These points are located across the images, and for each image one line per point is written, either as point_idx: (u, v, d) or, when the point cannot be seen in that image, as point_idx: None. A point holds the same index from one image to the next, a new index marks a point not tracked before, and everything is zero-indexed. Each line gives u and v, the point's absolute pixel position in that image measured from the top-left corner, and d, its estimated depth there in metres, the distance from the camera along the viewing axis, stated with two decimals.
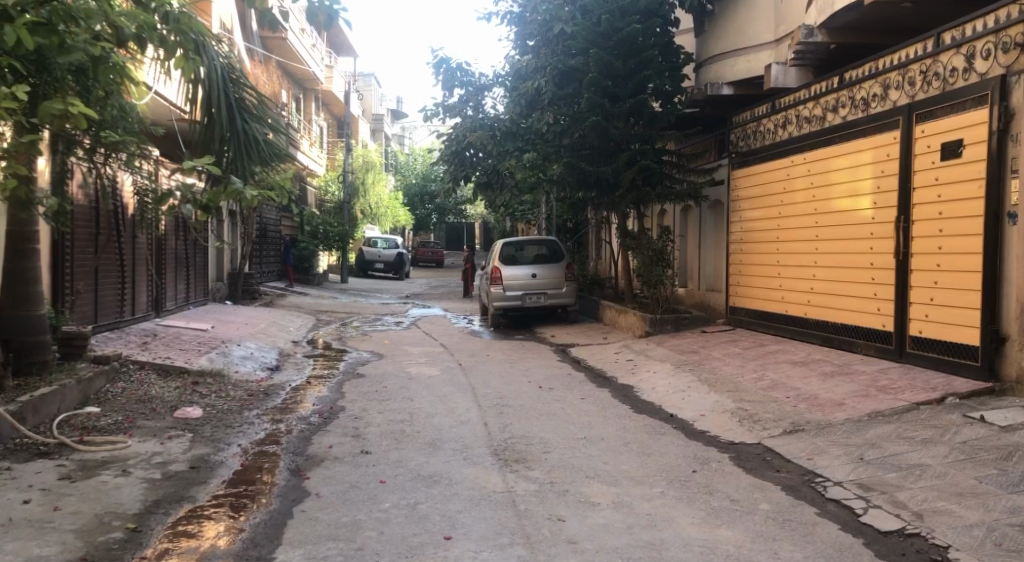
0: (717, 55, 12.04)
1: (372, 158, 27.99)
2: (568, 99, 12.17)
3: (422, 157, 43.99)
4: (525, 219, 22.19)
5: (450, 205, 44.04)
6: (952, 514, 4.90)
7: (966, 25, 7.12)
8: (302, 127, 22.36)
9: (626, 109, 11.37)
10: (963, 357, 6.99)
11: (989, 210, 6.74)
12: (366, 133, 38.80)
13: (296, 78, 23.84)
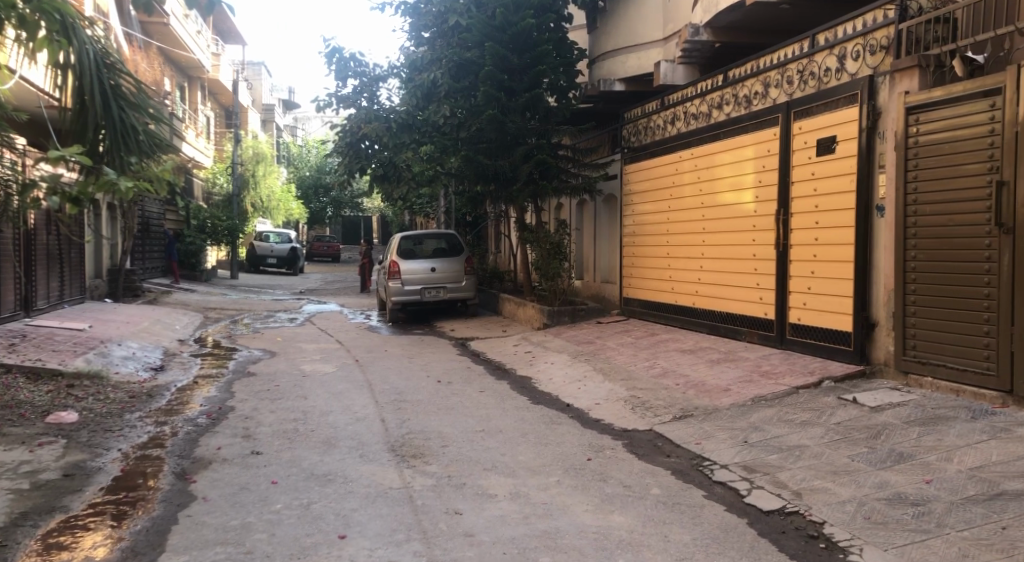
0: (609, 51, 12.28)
1: (263, 150, 27.35)
2: (464, 92, 12.16)
3: (316, 150, 43.19)
4: (423, 213, 22.13)
5: (345, 199, 43.37)
6: (828, 491, 5.18)
7: (837, 28, 7.52)
8: (186, 117, 21.48)
9: (520, 103, 11.42)
10: (838, 343, 7.42)
11: (859, 204, 7.15)
12: (256, 124, 37.70)
13: (179, 66, 22.86)
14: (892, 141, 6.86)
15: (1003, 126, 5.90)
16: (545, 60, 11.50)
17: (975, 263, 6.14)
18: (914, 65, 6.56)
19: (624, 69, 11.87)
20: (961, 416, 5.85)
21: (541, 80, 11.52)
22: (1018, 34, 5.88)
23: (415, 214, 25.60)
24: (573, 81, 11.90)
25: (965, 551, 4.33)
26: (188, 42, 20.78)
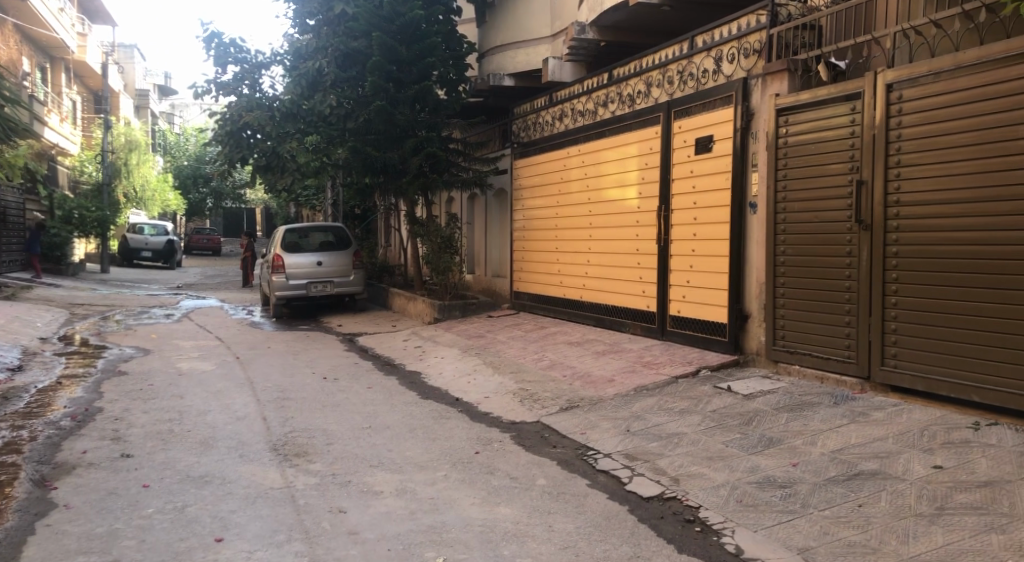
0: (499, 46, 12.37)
1: (137, 137, 26.13)
2: (351, 82, 11.95)
3: (195, 138, 41.52)
4: (309, 205, 21.65)
5: (228, 190, 41.87)
6: (703, 477, 5.39)
7: (714, 31, 7.82)
8: (49, 101, 20.14)
9: (409, 95, 11.42)
10: (714, 334, 7.74)
11: (734, 201, 7.47)
12: (130, 110, 35.80)
13: (40, 45, 21.38)
14: (764, 142, 7.20)
15: (862, 129, 6.30)
16: (434, 53, 11.48)
17: (837, 258, 6.53)
18: (783, 69, 6.91)
19: (514, 64, 11.98)
20: (825, 401, 6.22)
21: (430, 72, 11.58)
22: (875, 43, 6.27)
23: (304, 207, 25.01)
24: (463, 76, 12.05)
25: (826, 529, 4.60)
26: (48, 19, 19.48)
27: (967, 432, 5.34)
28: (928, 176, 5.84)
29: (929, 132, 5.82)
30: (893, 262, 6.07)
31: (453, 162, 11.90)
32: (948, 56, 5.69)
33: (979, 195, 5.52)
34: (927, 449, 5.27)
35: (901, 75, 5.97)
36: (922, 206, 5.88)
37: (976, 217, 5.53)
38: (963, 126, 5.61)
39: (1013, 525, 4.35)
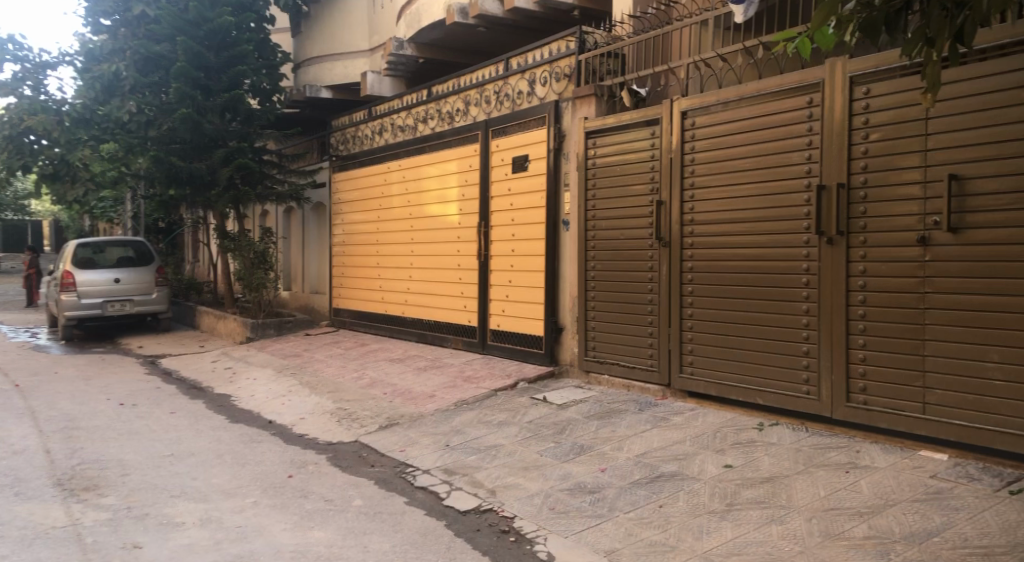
0: (315, 58, 12.25)
1: None
2: (154, 87, 11.26)
3: None
4: (104, 220, 20.11)
5: (13, 202, 38.02)
6: (519, 487, 5.51)
7: (528, 54, 8.10)
8: None
9: (219, 103, 10.93)
10: (531, 347, 8.01)
11: (549, 218, 7.79)
12: None
13: None
14: (575, 162, 7.57)
15: (661, 153, 6.78)
16: (245, 61, 11.17)
17: (641, 273, 6.98)
18: (591, 94, 7.30)
19: (331, 76, 11.92)
20: (631, 408, 6.60)
21: (241, 81, 11.16)
22: (671, 72, 6.73)
23: (100, 220, 23.20)
24: (278, 85, 11.71)
25: (630, 530, 4.83)
26: None
27: (753, 432, 5.88)
28: (718, 198, 6.38)
29: (718, 157, 6.37)
30: (689, 276, 6.59)
31: (266, 174, 11.60)
32: (733, 88, 6.23)
33: (759, 216, 6.10)
34: (719, 449, 5.72)
35: (694, 103, 6.48)
36: (712, 225, 6.42)
37: (758, 235, 6.11)
38: (746, 152, 6.18)
39: (791, 515, 4.79)
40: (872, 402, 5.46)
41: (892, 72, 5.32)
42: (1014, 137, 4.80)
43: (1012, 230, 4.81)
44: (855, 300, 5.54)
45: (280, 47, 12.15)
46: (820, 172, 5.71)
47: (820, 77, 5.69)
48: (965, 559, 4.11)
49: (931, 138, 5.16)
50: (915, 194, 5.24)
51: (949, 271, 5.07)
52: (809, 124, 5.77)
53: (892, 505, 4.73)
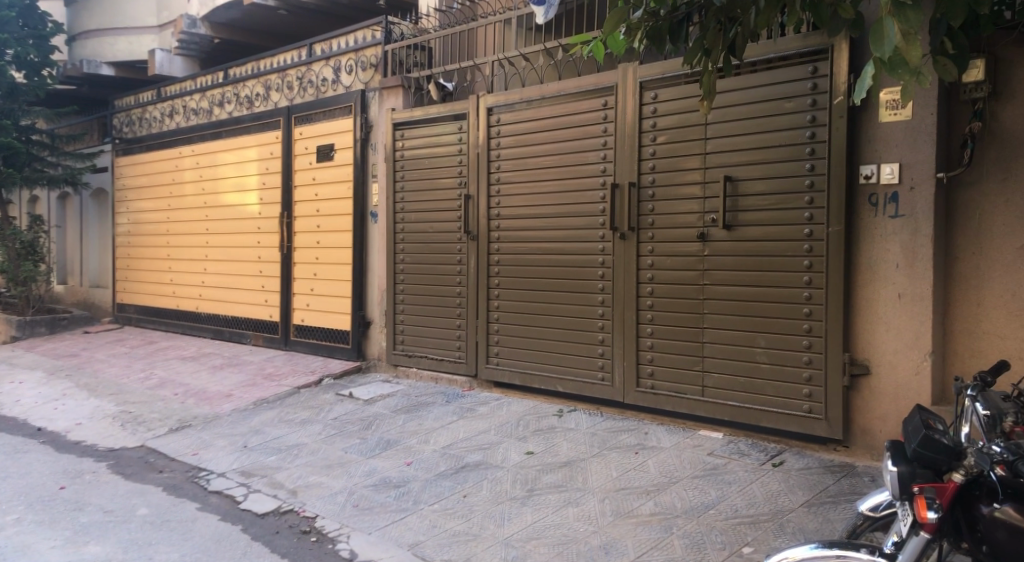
0: (93, 31, 11.26)
1: None
2: None
3: None
4: None
5: None
6: (321, 485, 5.35)
7: (332, 41, 7.97)
8: None
9: None
10: (337, 342, 7.88)
11: (355, 210, 7.67)
12: None
13: None
14: (383, 154, 7.52)
15: (468, 148, 6.89)
16: (7, 29, 10.27)
17: (448, 266, 7.06)
18: (399, 85, 7.29)
19: (113, 52, 11.02)
20: (438, 401, 6.66)
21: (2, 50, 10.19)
22: (477, 68, 6.84)
23: None
24: (48, 58, 10.72)
25: (435, 522, 4.84)
26: None
27: (553, 419, 6.16)
28: (521, 193, 6.59)
29: (522, 154, 6.57)
30: (495, 269, 6.76)
31: (34, 155, 10.56)
32: (535, 87, 6.44)
33: (561, 211, 6.37)
34: (522, 437, 5.91)
35: (499, 100, 6.63)
36: (515, 219, 6.63)
37: (559, 230, 6.39)
38: (548, 150, 6.42)
39: (585, 497, 5.02)
40: (660, 386, 5.91)
41: (676, 79, 5.74)
42: (778, 144, 5.33)
43: (775, 228, 5.34)
44: (645, 292, 5.95)
45: (51, 17, 11.08)
46: (615, 171, 6.07)
47: (614, 81, 6.04)
48: (736, 527, 4.51)
49: (710, 142, 5.62)
50: (695, 194, 5.69)
51: (724, 265, 5.56)
52: (605, 125, 6.12)
53: (675, 482, 5.10)
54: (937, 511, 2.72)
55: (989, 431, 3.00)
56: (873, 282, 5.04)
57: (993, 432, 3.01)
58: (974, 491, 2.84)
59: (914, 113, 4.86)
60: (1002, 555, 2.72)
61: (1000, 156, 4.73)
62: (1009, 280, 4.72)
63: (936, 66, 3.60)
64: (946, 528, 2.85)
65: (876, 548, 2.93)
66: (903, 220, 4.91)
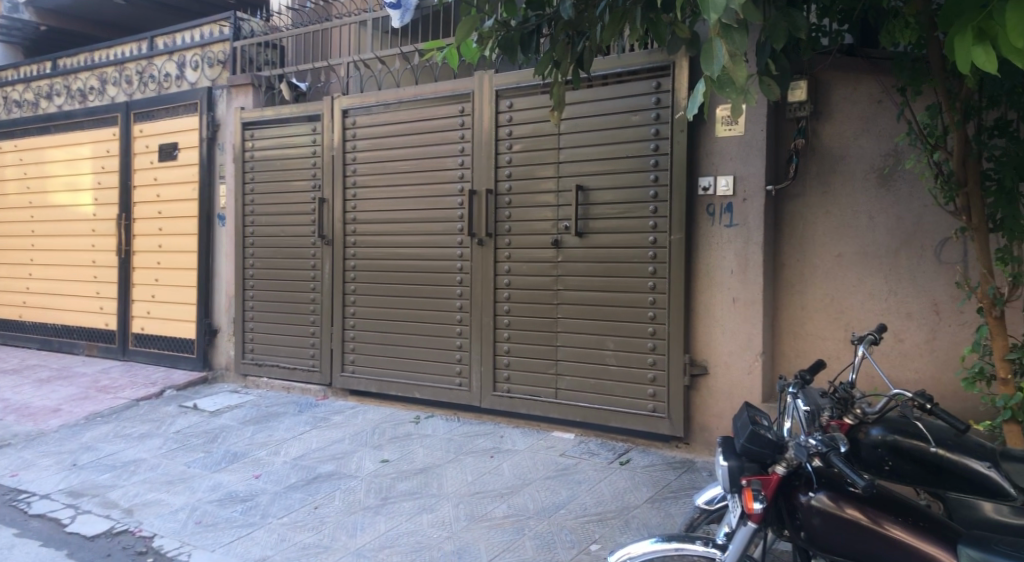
0: None
1: None
2: None
3: None
4: None
5: None
6: (160, 503, 5.05)
7: (176, 35, 7.63)
8: None
9: None
10: (181, 351, 7.52)
11: (201, 212, 7.33)
12: None
13: None
14: (232, 154, 7.24)
15: (322, 150, 6.74)
16: None
17: (301, 271, 6.87)
18: (248, 83, 7.05)
19: None
20: (289, 411, 6.48)
21: None
22: (331, 69, 6.73)
23: None
24: None
25: (283, 535, 4.67)
26: None
27: (409, 426, 6.12)
28: (377, 197, 6.51)
29: (378, 158, 6.50)
30: (351, 274, 6.64)
31: None
32: (391, 90, 6.39)
33: (417, 217, 6.36)
34: (377, 445, 5.84)
35: (355, 102, 6.54)
36: (371, 224, 6.55)
37: (416, 236, 6.37)
38: (406, 154, 6.39)
39: (440, 503, 5.01)
40: (514, 389, 6.01)
41: (529, 89, 5.86)
42: (625, 155, 5.55)
43: (623, 236, 5.56)
44: (501, 297, 6.03)
45: None
46: (472, 177, 6.12)
47: (470, 88, 6.09)
48: (585, 525, 4.64)
49: (563, 152, 5.78)
50: (549, 201, 5.83)
51: (577, 271, 5.73)
52: (461, 132, 6.16)
53: (528, 484, 5.19)
54: (762, 502, 2.90)
55: (809, 425, 3.17)
56: (711, 288, 5.34)
57: (812, 425, 3.19)
58: (793, 482, 3.01)
59: (746, 129, 5.19)
60: (817, 541, 2.94)
61: (820, 171, 5.13)
62: (829, 285, 5.12)
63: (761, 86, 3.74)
64: (769, 517, 3.02)
65: (709, 539, 3.12)
66: (737, 229, 5.23)
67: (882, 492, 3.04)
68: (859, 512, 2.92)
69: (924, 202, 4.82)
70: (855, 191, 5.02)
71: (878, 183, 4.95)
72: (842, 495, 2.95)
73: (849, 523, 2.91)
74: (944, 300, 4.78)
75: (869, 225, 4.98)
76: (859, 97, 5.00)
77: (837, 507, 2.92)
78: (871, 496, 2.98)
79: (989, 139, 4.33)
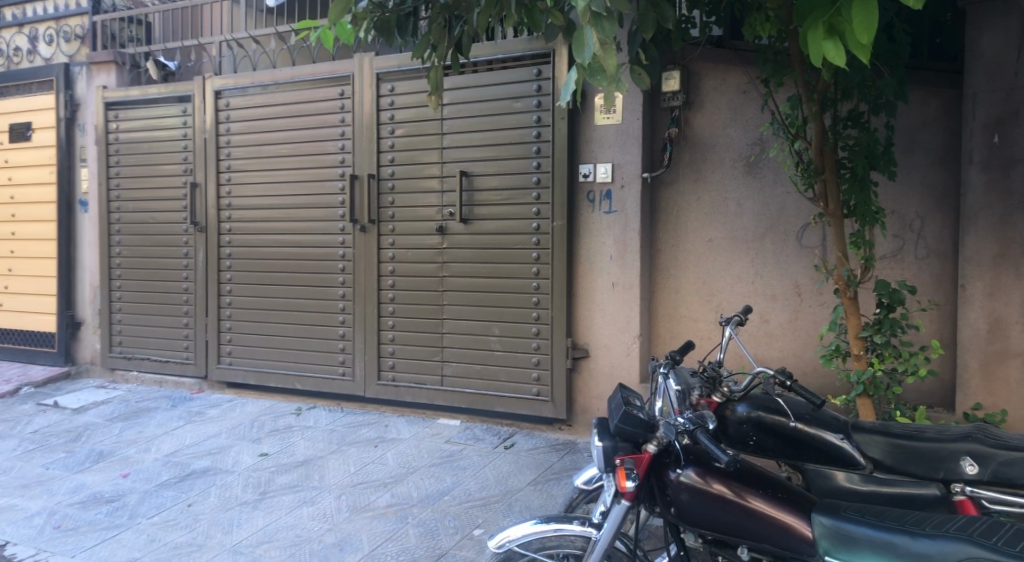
0: None
1: None
2: None
3: None
4: None
5: None
6: (14, 508, 4.73)
7: (26, 6, 7.12)
8: None
9: None
10: (41, 346, 7.11)
11: (61, 198, 6.93)
12: None
13: None
14: (93, 136, 6.87)
15: (194, 133, 6.49)
16: None
17: (175, 260, 6.59)
18: (110, 61, 6.70)
19: None
20: (161, 406, 6.23)
21: None
22: (202, 48, 6.47)
23: None
24: None
25: (153, 536, 4.45)
26: None
27: (290, 418, 5.98)
28: (255, 182, 6.30)
29: (254, 141, 6.29)
30: (227, 262, 6.41)
31: None
32: (267, 71, 6.19)
33: (295, 203, 6.20)
34: (256, 438, 5.67)
35: (228, 83, 6.31)
36: (248, 210, 6.34)
37: (296, 222, 6.20)
38: (283, 138, 6.20)
39: (321, 495, 4.90)
40: (399, 377, 5.94)
41: (410, 73, 5.79)
42: (508, 141, 5.56)
43: (507, 222, 5.58)
44: (385, 284, 5.95)
45: None
46: (353, 162, 5.99)
47: (350, 70, 5.96)
48: (468, 511, 4.65)
49: (446, 137, 5.74)
50: (434, 187, 5.78)
51: (462, 258, 5.72)
52: (342, 115, 6.02)
53: (412, 472, 5.15)
54: (635, 481, 2.93)
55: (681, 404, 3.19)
56: (591, 273, 5.43)
57: (682, 404, 3.22)
58: (664, 459, 3.04)
59: (623, 117, 5.30)
60: (686, 517, 3.00)
61: (692, 160, 5.30)
62: (701, 269, 5.32)
63: (632, 73, 3.65)
64: (642, 494, 3.06)
65: (586, 518, 3.14)
66: (616, 215, 5.33)
67: (745, 466, 3.11)
68: (725, 486, 2.98)
69: (786, 189, 5.06)
70: (724, 178, 5.22)
71: (745, 170, 5.16)
72: (708, 471, 3.01)
73: (716, 499, 2.96)
74: (805, 282, 5.03)
75: (738, 211, 5.19)
76: (728, 88, 5.18)
77: (704, 483, 2.98)
78: (735, 470, 3.05)
79: (844, 129, 4.48)
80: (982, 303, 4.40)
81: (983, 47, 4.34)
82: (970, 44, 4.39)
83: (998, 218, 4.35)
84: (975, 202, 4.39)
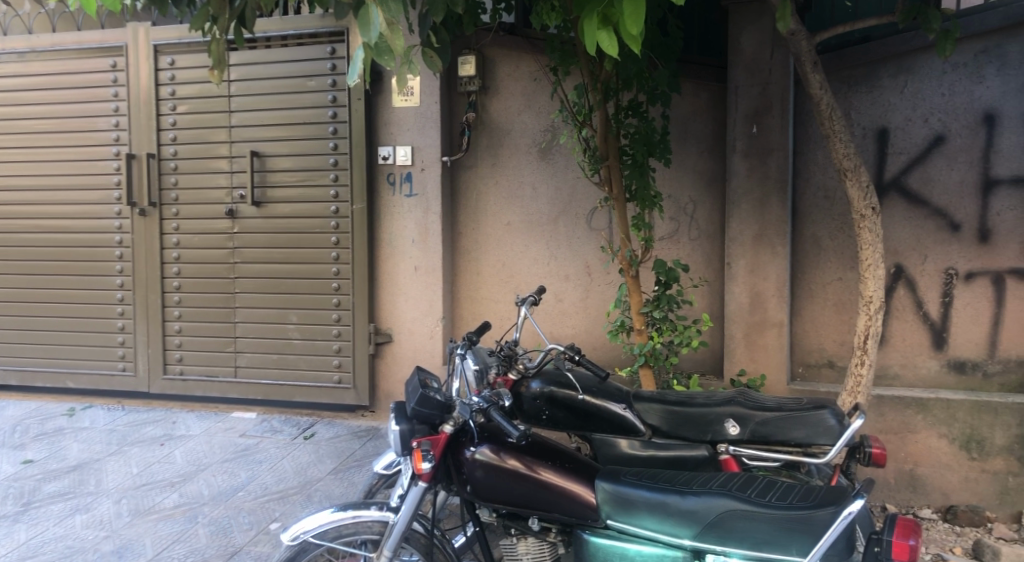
0: None
1: None
2: None
3: None
4: None
5: None
6: None
7: None
8: None
9: None
10: None
11: None
12: None
13: None
14: None
15: None
16: None
17: None
18: None
19: None
20: None
21: None
22: None
23: None
24: None
25: None
26: None
27: (61, 420, 5.46)
28: (11, 162, 5.70)
29: (9, 114, 5.69)
30: None
31: None
32: (22, 37, 5.60)
33: (60, 183, 5.65)
34: (19, 444, 5.12)
35: None
36: (7, 192, 5.72)
37: (63, 205, 5.66)
38: (46, 112, 5.64)
39: (97, 501, 4.50)
40: (188, 370, 5.61)
41: (192, 45, 5.42)
42: (303, 121, 5.37)
43: (303, 205, 5.40)
44: (169, 272, 5.57)
45: None
46: (130, 139, 5.54)
47: (124, 40, 5.48)
48: (264, 505, 4.46)
49: (234, 115, 5.44)
50: (222, 167, 5.46)
51: (255, 243, 5.46)
52: (115, 89, 5.55)
53: (203, 469, 4.86)
54: (432, 462, 2.92)
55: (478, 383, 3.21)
56: (393, 257, 5.35)
57: (479, 384, 3.27)
58: (461, 438, 3.06)
59: (421, 100, 5.25)
60: (482, 493, 3.01)
61: (490, 144, 5.39)
62: (499, 252, 5.43)
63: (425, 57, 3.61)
64: (439, 475, 3.05)
65: (384, 503, 3.09)
66: (416, 199, 5.28)
67: (540, 441, 3.18)
68: (518, 461, 3.03)
69: (576, 173, 5.26)
70: (520, 163, 5.35)
71: (539, 156, 5.31)
72: (503, 447, 3.05)
73: (511, 474, 3.00)
74: (594, 262, 5.27)
75: (534, 195, 5.34)
76: (521, 74, 5.29)
77: (499, 459, 3.01)
78: (530, 444, 3.11)
79: (625, 118, 4.69)
80: (745, 278, 4.84)
81: (743, 45, 4.76)
82: (733, 41, 4.80)
83: (757, 201, 4.79)
84: (739, 186, 4.82)
